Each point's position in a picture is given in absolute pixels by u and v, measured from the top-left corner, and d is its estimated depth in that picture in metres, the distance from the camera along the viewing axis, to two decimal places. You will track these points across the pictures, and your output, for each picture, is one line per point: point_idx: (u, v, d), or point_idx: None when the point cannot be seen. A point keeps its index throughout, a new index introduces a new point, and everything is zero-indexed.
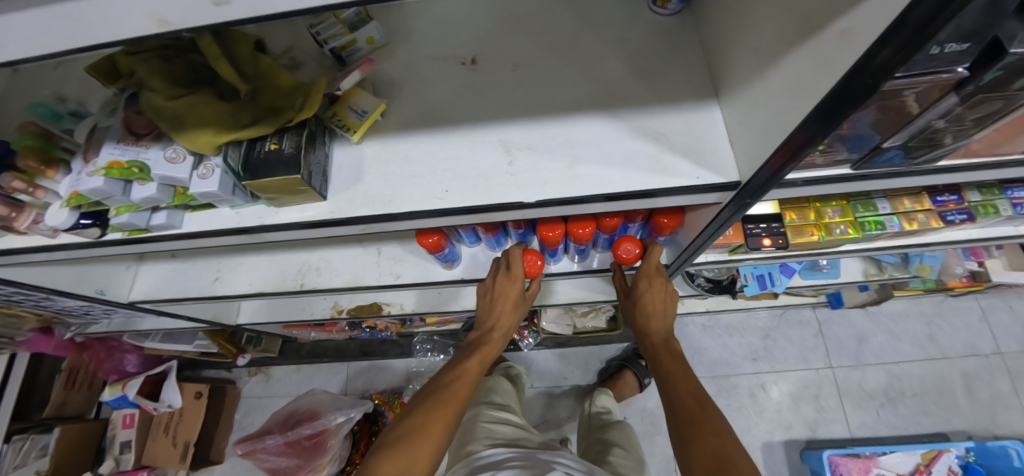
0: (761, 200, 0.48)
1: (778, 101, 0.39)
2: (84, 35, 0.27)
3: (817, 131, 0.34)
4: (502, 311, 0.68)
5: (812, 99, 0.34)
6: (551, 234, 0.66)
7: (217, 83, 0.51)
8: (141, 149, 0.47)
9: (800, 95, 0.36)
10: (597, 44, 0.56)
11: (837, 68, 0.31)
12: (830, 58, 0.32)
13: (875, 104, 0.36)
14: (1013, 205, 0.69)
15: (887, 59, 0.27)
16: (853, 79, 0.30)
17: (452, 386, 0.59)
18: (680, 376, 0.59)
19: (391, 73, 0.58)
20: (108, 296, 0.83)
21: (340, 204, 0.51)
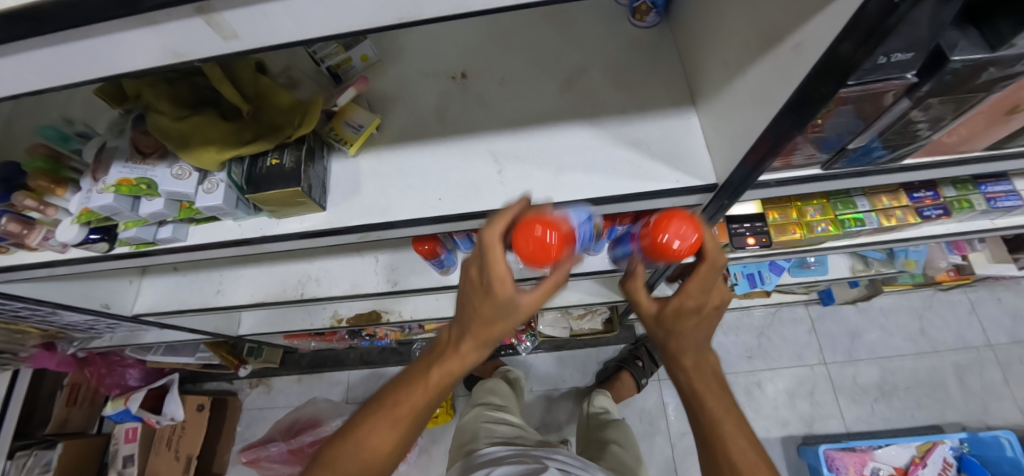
0: (738, 199, 0.51)
1: (748, 107, 0.42)
2: (105, 68, 0.29)
3: (785, 131, 0.37)
4: (476, 323, 0.44)
5: (778, 103, 0.37)
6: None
7: (220, 103, 0.53)
8: (148, 167, 0.50)
9: (767, 101, 0.39)
10: (579, 56, 0.59)
11: (796, 77, 0.34)
12: (789, 68, 0.35)
13: (835, 107, 0.39)
14: (987, 199, 0.71)
15: (839, 63, 0.30)
16: (811, 85, 0.33)
17: (400, 411, 0.48)
18: (717, 431, 0.47)
19: (385, 89, 0.61)
20: (113, 310, 0.85)
21: (339, 214, 0.54)
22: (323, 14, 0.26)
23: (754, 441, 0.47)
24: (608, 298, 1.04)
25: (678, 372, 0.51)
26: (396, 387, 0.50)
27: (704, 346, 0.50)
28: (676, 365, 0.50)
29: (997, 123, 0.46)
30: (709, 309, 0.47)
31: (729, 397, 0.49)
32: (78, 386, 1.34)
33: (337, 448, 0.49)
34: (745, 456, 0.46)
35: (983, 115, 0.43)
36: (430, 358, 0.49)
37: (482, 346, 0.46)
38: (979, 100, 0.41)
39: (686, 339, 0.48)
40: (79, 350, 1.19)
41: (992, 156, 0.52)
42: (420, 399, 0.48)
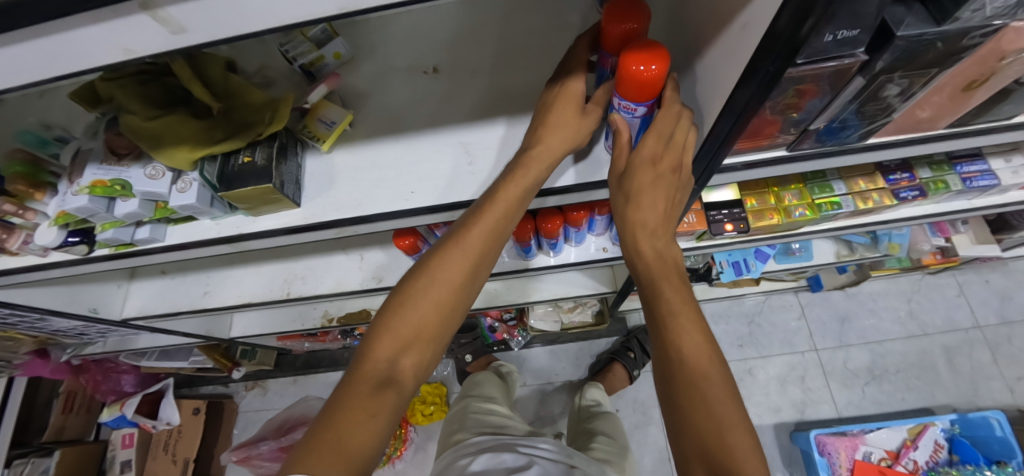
0: (706, 181, 0.53)
1: (710, 88, 0.42)
2: (60, 67, 0.30)
3: (744, 106, 0.38)
4: (553, 137, 0.46)
5: (733, 81, 0.37)
6: (525, 228, 0.69)
7: (191, 103, 0.54)
8: (123, 168, 0.50)
9: (724, 81, 0.39)
10: (548, 48, 0.59)
11: (747, 57, 0.34)
12: (741, 49, 0.35)
13: (792, 87, 0.39)
14: (963, 179, 0.72)
15: (782, 39, 0.30)
16: (759, 63, 0.33)
17: (427, 266, 0.45)
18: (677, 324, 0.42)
19: (359, 86, 0.61)
20: (101, 314, 0.86)
21: (314, 210, 0.54)
22: (266, 6, 0.27)
23: (711, 340, 0.41)
24: (596, 289, 1.04)
25: (636, 262, 0.46)
26: (424, 260, 0.46)
27: (667, 231, 0.46)
28: (633, 253, 0.46)
29: (958, 99, 0.46)
30: (665, 165, 0.43)
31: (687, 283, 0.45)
32: (73, 393, 1.35)
33: (366, 340, 0.44)
34: (697, 351, 0.40)
35: (943, 91, 0.44)
36: (470, 215, 0.46)
37: (548, 165, 0.46)
38: (934, 75, 0.41)
39: (644, 207, 0.45)
40: (72, 357, 1.20)
41: (957, 133, 0.53)
42: (456, 267, 0.45)
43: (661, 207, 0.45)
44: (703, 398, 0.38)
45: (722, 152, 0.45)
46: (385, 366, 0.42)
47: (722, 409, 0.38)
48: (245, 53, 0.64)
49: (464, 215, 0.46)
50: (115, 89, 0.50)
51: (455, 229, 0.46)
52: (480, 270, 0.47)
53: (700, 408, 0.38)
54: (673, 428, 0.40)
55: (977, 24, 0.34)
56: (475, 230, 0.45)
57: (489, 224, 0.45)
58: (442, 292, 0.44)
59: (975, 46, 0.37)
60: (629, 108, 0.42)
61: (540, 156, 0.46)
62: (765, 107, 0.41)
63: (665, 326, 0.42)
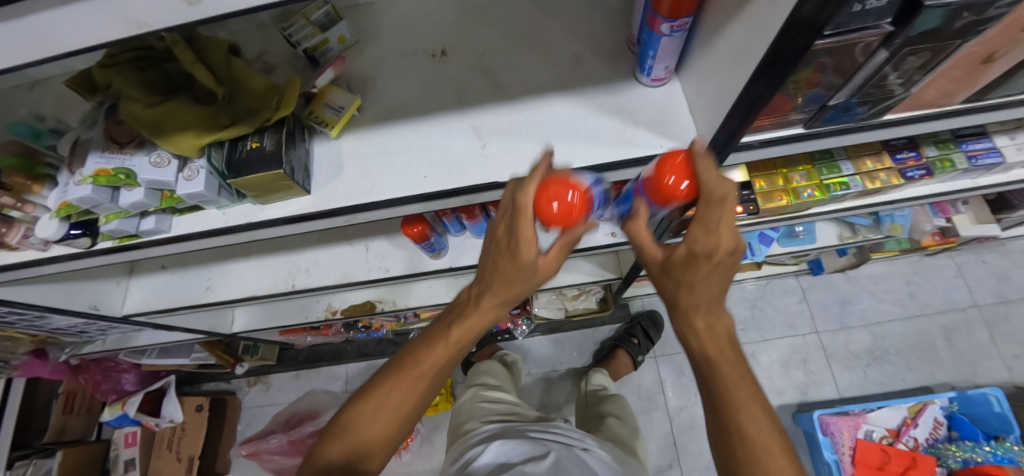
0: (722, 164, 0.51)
1: (728, 67, 0.42)
2: (68, 42, 0.28)
3: (761, 92, 0.38)
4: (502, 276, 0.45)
5: (753, 63, 0.38)
6: (677, 181, 0.41)
7: (194, 88, 0.52)
8: (126, 156, 0.49)
9: (744, 59, 0.39)
10: (557, 28, 0.58)
11: (771, 29, 0.34)
12: (764, 26, 0.35)
13: (816, 62, 0.39)
14: (968, 157, 0.72)
15: (809, 17, 0.30)
16: (786, 38, 0.33)
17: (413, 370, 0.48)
18: (749, 419, 0.41)
19: (365, 70, 0.60)
20: (102, 311, 0.85)
21: (323, 197, 0.53)
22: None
23: (773, 424, 0.41)
24: (601, 276, 1.04)
25: (688, 336, 0.44)
26: (374, 382, 0.50)
27: (720, 305, 0.44)
28: (685, 327, 0.44)
29: (975, 73, 0.46)
30: (720, 254, 0.40)
31: (732, 342, 0.44)
32: (73, 394, 1.33)
33: (335, 443, 0.47)
34: (759, 433, 0.40)
35: (959, 64, 0.44)
36: (432, 336, 0.50)
37: (502, 304, 0.47)
38: (954, 48, 0.41)
39: (697, 292, 0.42)
40: (71, 356, 1.18)
41: (970, 109, 0.53)
42: (407, 392, 0.48)
43: (715, 289, 0.42)
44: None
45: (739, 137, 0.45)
46: (342, 463, 0.46)
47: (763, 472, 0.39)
48: (246, 39, 0.62)
49: (436, 327, 0.50)
50: (115, 75, 0.49)
51: (409, 355, 0.49)
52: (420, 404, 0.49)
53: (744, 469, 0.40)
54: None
55: None
56: (436, 351, 0.48)
57: (424, 371, 0.48)
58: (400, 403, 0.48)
59: (1000, 16, 0.37)
60: (683, 24, 0.44)
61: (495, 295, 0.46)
62: (786, 85, 0.41)
63: (729, 424, 0.41)
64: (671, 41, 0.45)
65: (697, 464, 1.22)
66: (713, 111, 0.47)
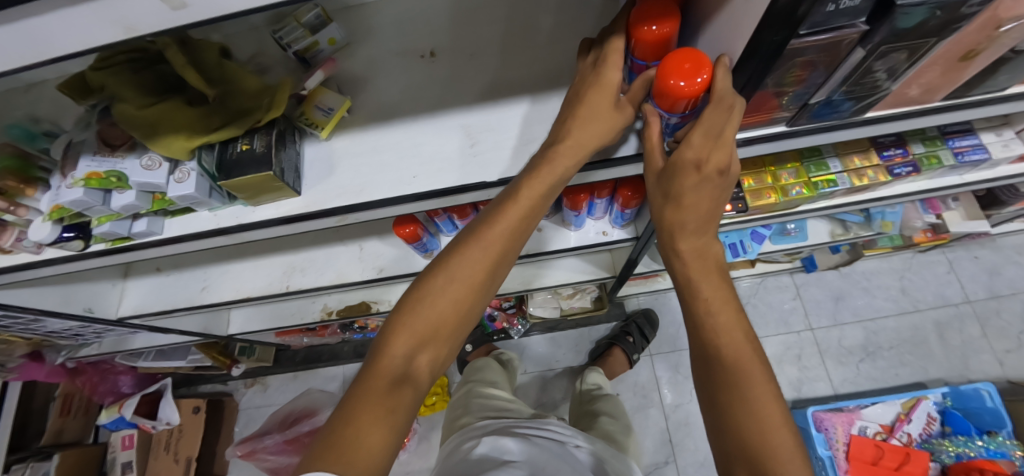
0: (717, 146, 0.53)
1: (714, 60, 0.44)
2: (56, 47, 0.29)
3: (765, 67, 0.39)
4: (589, 116, 0.46)
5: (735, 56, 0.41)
6: (684, 84, 0.40)
7: (186, 90, 0.52)
8: (117, 159, 0.50)
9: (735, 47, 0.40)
10: (546, 28, 0.59)
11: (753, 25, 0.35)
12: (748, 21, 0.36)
13: (794, 61, 0.40)
14: (955, 153, 0.73)
15: (782, 11, 0.32)
16: (762, 36, 0.36)
17: (482, 239, 0.47)
18: (732, 337, 0.44)
19: (356, 70, 0.60)
20: (97, 314, 0.85)
21: (314, 197, 0.54)
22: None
23: (751, 344, 0.45)
24: (595, 275, 1.05)
25: (675, 260, 0.49)
26: (433, 267, 0.48)
27: (710, 230, 0.48)
28: (672, 251, 0.49)
29: (956, 70, 0.46)
30: (710, 168, 0.44)
31: (721, 272, 0.49)
32: (70, 397, 1.34)
33: (384, 336, 0.46)
34: (736, 349, 0.44)
35: (938, 63, 0.44)
36: (496, 208, 0.48)
37: (582, 155, 0.47)
38: (932, 46, 0.42)
39: (686, 208, 0.46)
40: (68, 359, 1.18)
41: (952, 105, 0.53)
42: (471, 274, 0.47)
43: (703, 208, 0.47)
44: (756, 401, 0.41)
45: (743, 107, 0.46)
46: (410, 345, 0.45)
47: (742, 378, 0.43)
48: (239, 41, 0.63)
49: (497, 200, 0.48)
50: (108, 78, 0.49)
51: (471, 234, 0.48)
52: (485, 286, 0.48)
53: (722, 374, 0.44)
54: (714, 429, 0.44)
55: None
56: (509, 216, 0.47)
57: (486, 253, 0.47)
58: (470, 275, 0.47)
59: (975, 13, 0.38)
60: None
61: (575, 143, 0.46)
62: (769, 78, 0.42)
63: (707, 334, 0.45)
64: None
65: (693, 461, 1.23)
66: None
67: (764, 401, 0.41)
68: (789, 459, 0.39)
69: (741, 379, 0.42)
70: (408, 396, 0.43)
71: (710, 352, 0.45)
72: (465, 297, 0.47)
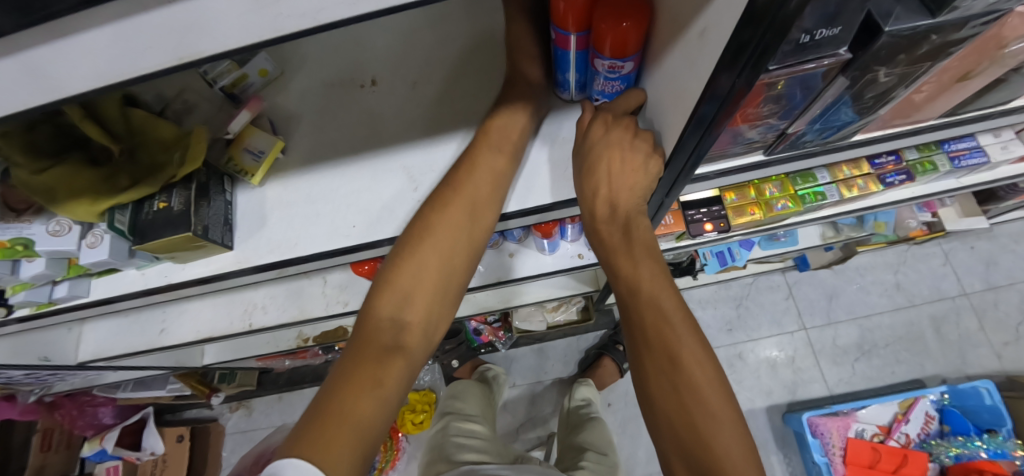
0: (697, 165, 0.41)
1: (693, 62, 0.33)
2: None
3: (754, 68, 0.27)
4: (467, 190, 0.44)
5: (715, 56, 0.29)
6: (629, 23, 0.35)
7: (92, 144, 0.47)
8: (23, 225, 0.45)
9: (709, 50, 0.30)
10: (496, 48, 0.53)
11: (706, 66, 0.31)
12: (699, 61, 0.32)
13: (771, 93, 0.35)
14: (950, 159, 0.67)
15: (770, 4, 0.22)
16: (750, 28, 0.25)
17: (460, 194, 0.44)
18: (661, 319, 0.41)
19: (289, 106, 0.55)
20: (54, 362, 0.81)
21: (247, 252, 0.49)
22: (66, 58, 0.22)
23: (682, 320, 0.41)
24: (578, 290, 1.00)
25: (596, 241, 0.46)
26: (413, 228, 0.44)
27: (626, 209, 0.44)
28: (593, 234, 0.46)
29: (949, 90, 0.41)
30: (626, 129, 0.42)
31: (647, 247, 0.44)
32: (51, 431, 1.30)
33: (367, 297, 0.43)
34: (662, 336, 0.40)
35: (932, 83, 0.39)
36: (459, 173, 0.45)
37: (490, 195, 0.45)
38: (924, 70, 0.37)
39: (598, 173, 0.42)
40: (41, 397, 1.15)
41: (948, 123, 0.48)
42: (452, 232, 0.44)
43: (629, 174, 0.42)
44: (691, 392, 0.39)
45: (724, 124, 0.34)
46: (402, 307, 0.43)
47: (679, 369, 0.39)
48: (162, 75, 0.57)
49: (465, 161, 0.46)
50: None
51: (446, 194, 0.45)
52: (461, 259, 0.45)
53: (658, 367, 0.40)
54: (649, 417, 0.42)
55: (978, 12, 0.29)
56: (475, 182, 0.44)
57: (466, 211, 0.44)
58: (455, 237, 0.44)
59: (974, 36, 0.32)
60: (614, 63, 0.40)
61: (459, 208, 0.44)
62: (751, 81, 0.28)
63: (637, 321, 0.42)
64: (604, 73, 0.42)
65: None
66: (670, 119, 0.39)
67: (706, 389, 0.39)
68: (726, 452, 0.37)
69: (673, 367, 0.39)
70: (398, 368, 0.40)
71: (639, 343, 0.42)
72: (450, 261, 0.45)
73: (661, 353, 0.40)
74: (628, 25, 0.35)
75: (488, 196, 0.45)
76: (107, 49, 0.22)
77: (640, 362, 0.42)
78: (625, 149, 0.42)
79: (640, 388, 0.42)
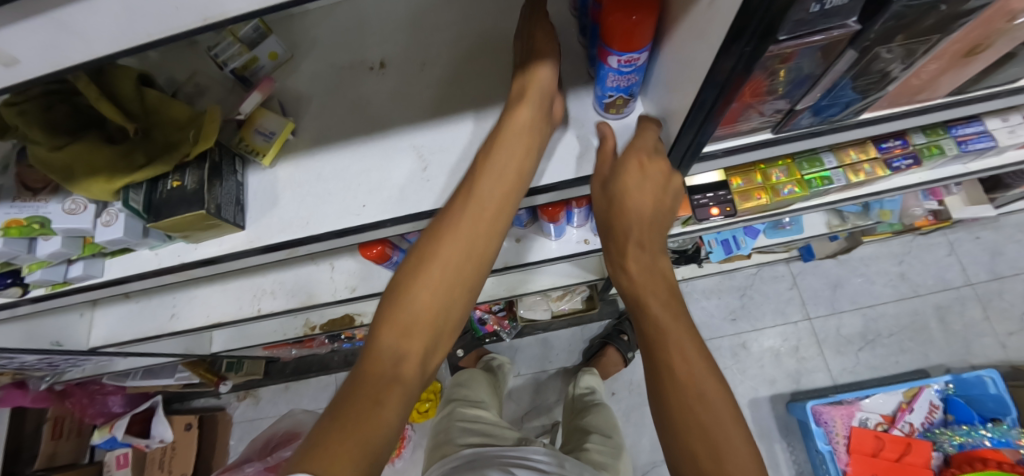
0: (694, 157, 0.45)
1: (700, 40, 0.33)
2: None
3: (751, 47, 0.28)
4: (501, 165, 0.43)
5: (717, 37, 0.30)
6: (636, 16, 0.35)
7: (106, 124, 0.47)
8: (39, 203, 0.45)
9: (713, 29, 0.31)
10: (504, 31, 0.54)
11: (711, 45, 0.31)
12: (705, 40, 0.32)
13: (786, 64, 0.35)
14: (958, 142, 0.67)
15: None
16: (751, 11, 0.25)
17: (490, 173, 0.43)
18: (685, 356, 0.42)
19: (299, 88, 0.55)
20: (66, 347, 0.82)
21: (259, 232, 0.50)
22: (90, 19, 0.22)
23: (701, 353, 0.43)
24: (582, 278, 1.00)
25: (621, 274, 0.49)
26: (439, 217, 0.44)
27: (652, 244, 0.48)
28: (619, 267, 0.49)
29: (957, 66, 0.41)
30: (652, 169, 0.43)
31: (671, 286, 0.47)
32: (62, 419, 1.32)
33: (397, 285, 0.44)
34: (686, 369, 0.42)
35: (941, 59, 0.39)
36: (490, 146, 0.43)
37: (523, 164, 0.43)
38: (934, 43, 0.37)
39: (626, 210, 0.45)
40: (52, 385, 1.16)
41: (956, 102, 0.48)
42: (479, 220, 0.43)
43: (648, 217, 0.47)
44: (711, 425, 0.40)
45: (720, 113, 0.37)
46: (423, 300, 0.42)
47: (700, 405, 0.41)
48: (173, 59, 0.57)
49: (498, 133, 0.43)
50: (12, 118, 0.43)
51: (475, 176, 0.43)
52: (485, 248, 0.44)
53: (682, 401, 0.41)
54: (670, 451, 0.42)
55: None
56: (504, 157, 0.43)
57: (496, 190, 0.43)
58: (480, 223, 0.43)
59: (983, 7, 0.33)
60: (632, 60, 0.39)
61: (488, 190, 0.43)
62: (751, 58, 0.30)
63: (658, 351, 0.43)
64: (619, 75, 0.41)
65: None
66: (674, 100, 0.40)
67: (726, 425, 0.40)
68: None
69: (678, 384, 0.42)
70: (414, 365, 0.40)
71: (662, 374, 0.43)
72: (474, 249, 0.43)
73: (683, 385, 0.42)
74: (637, 19, 0.35)
75: (515, 174, 0.43)
76: (127, 12, 0.22)
77: (661, 394, 0.43)
78: (652, 189, 0.44)
79: (661, 420, 0.43)
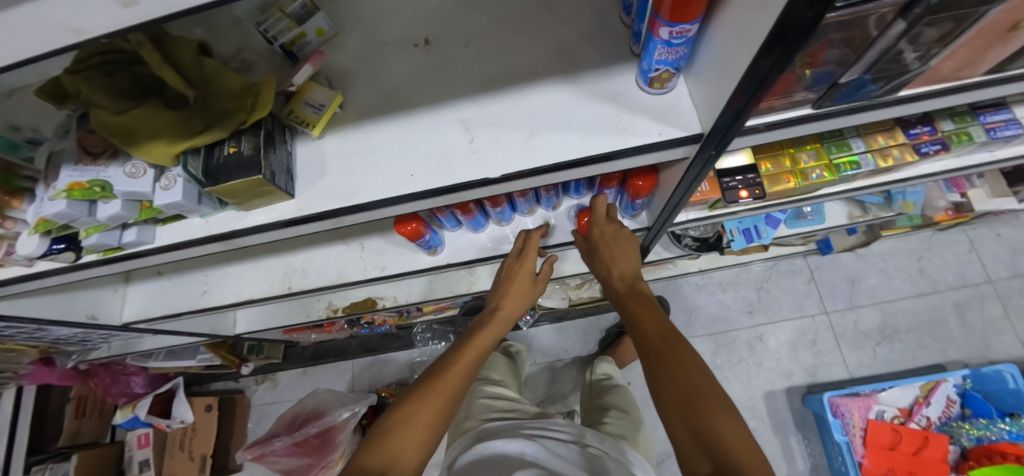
0: (726, 149, 0.48)
1: (750, 20, 0.35)
2: (20, 46, 0.27)
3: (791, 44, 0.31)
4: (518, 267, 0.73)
5: (757, 42, 0.33)
6: None
7: (165, 92, 0.49)
8: (100, 168, 0.47)
9: (761, 12, 0.32)
10: (546, 11, 0.55)
11: (758, 33, 0.33)
12: (753, 25, 0.34)
13: (839, 33, 0.36)
14: (986, 130, 0.68)
15: None
16: (799, 7, 0.27)
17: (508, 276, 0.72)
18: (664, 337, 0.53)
19: (345, 63, 0.57)
20: (100, 320, 0.84)
21: (308, 200, 0.51)
22: None
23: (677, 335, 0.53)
24: None
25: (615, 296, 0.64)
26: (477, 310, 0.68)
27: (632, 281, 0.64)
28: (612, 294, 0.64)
29: (998, 42, 0.42)
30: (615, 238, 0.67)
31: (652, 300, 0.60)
32: (85, 398, 1.34)
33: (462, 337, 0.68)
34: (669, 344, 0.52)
35: (985, 32, 0.40)
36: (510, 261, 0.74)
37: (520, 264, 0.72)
38: (981, 15, 0.38)
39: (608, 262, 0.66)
40: (79, 363, 1.19)
41: (994, 80, 0.49)
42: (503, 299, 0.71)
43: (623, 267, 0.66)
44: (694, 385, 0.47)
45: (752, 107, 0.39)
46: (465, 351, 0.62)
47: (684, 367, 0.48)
48: (221, 35, 0.59)
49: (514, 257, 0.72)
50: (81, 84, 0.45)
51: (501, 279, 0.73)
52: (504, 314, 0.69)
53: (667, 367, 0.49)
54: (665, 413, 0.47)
55: None
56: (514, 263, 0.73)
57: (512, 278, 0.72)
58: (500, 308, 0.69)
59: None
60: (683, 31, 0.40)
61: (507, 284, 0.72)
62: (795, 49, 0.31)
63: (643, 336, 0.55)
64: (668, 47, 0.42)
65: None
66: (719, 80, 0.42)
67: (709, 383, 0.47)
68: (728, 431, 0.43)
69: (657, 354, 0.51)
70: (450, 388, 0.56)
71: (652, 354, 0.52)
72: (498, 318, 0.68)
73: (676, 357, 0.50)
74: None
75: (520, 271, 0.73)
76: None
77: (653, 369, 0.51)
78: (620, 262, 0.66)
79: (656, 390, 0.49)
